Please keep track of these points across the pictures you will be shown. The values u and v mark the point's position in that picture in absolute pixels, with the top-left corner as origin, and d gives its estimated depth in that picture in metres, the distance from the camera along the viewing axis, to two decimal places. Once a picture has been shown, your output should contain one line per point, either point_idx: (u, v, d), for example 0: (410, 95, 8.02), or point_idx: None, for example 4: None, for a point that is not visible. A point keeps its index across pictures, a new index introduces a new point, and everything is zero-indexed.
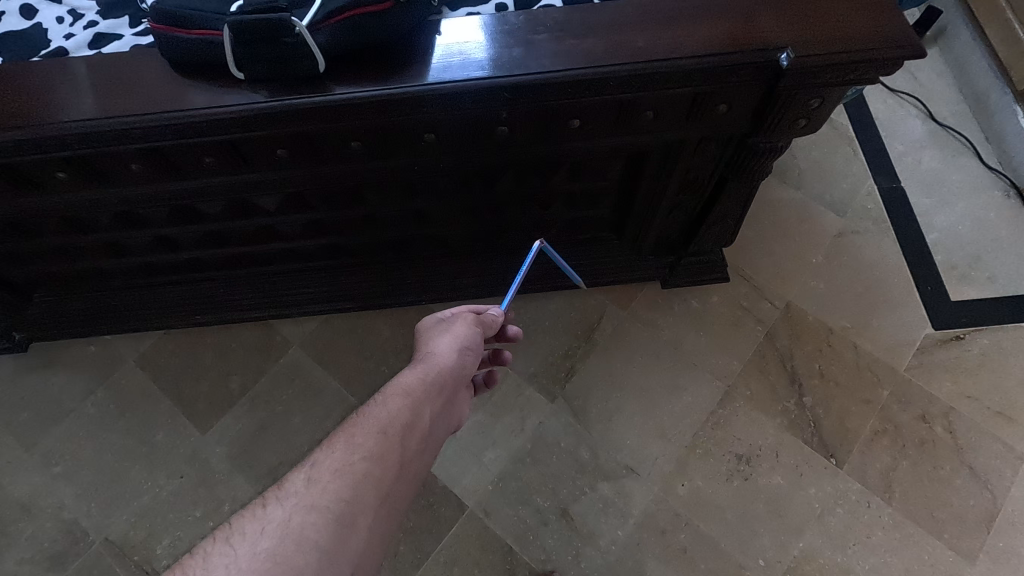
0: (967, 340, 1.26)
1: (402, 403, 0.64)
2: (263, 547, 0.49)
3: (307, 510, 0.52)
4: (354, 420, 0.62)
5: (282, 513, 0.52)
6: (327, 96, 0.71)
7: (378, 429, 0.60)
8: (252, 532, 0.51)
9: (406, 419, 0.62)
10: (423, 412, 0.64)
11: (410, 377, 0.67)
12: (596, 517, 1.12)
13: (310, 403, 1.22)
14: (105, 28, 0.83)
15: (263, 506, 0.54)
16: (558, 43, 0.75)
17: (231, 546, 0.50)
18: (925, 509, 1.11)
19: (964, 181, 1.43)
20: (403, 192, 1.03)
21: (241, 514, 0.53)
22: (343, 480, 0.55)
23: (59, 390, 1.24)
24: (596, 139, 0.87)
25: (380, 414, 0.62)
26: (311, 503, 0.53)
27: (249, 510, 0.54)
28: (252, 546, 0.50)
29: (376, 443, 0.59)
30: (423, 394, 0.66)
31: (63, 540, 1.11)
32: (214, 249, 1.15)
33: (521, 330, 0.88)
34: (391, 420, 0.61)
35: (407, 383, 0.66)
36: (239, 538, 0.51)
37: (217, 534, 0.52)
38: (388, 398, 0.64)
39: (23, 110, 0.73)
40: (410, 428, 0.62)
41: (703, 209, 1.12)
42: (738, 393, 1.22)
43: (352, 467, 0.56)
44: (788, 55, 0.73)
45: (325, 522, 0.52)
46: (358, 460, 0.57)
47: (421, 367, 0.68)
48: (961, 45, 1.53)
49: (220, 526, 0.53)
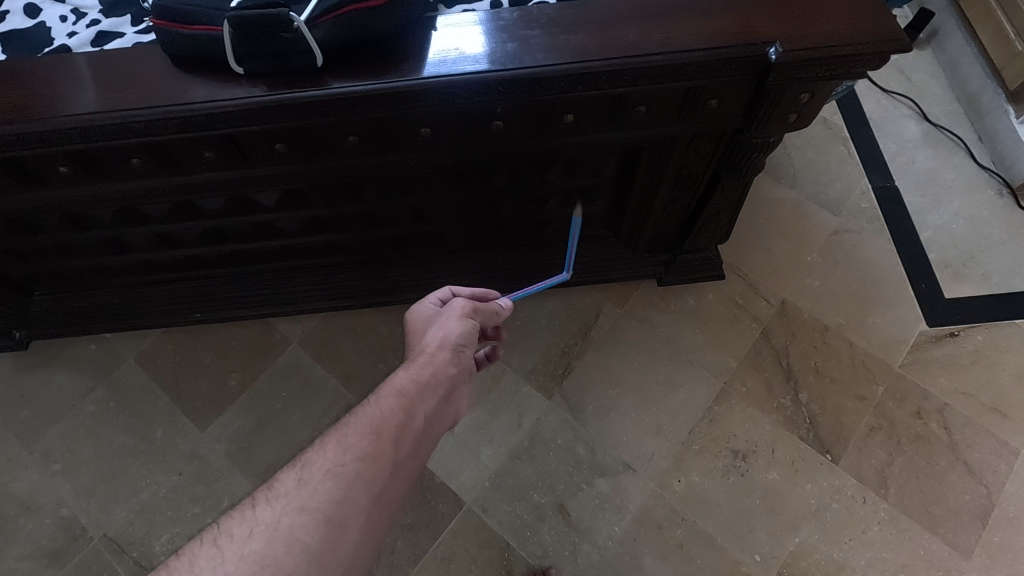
0: (962, 336, 1.27)
1: (395, 404, 0.64)
2: (251, 550, 0.50)
3: (297, 511, 0.53)
4: (348, 419, 0.63)
5: (271, 514, 0.53)
6: (325, 90, 0.73)
7: (370, 429, 0.61)
8: (241, 534, 0.52)
9: (398, 420, 0.63)
10: (416, 411, 0.65)
11: (403, 378, 0.67)
12: (593, 513, 1.13)
13: (308, 400, 1.23)
14: (108, 27, 0.84)
15: (253, 507, 0.54)
16: (551, 39, 0.76)
17: (218, 547, 0.50)
18: (920, 505, 1.12)
19: (957, 180, 1.44)
20: (401, 188, 1.04)
21: (230, 515, 0.54)
22: (334, 481, 0.56)
23: (60, 388, 1.25)
24: (590, 135, 0.89)
25: (372, 414, 0.63)
26: (302, 505, 0.53)
27: (239, 511, 0.54)
28: (240, 547, 0.50)
29: (368, 443, 0.59)
30: (416, 394, 0.66)
31: (62, 537, 1.11)
32: (213, 246, 1.16)
33: (504, 305, 0.80)
34: (384, 421, 0.62)
35: (400, 384, 0.66)
36: (228, 539, 0.51)
37: (206, 534, 0.52)
38: (382, 398, 0.65)
39: (25, 104, 0.74)
40: (403, 428, 0.63)
41: (697, 205, 1.14)
42: (734, 390, 1.23)
43: (343, 468, 0.57)
44: (776, 49, 0.74)
45: (315, 524, 0.53)
46: (350, 461, 0.58)
47: (415, 368, 0.69)
48: (954, 46, 1.55)
49: (208, 527, 0.53)
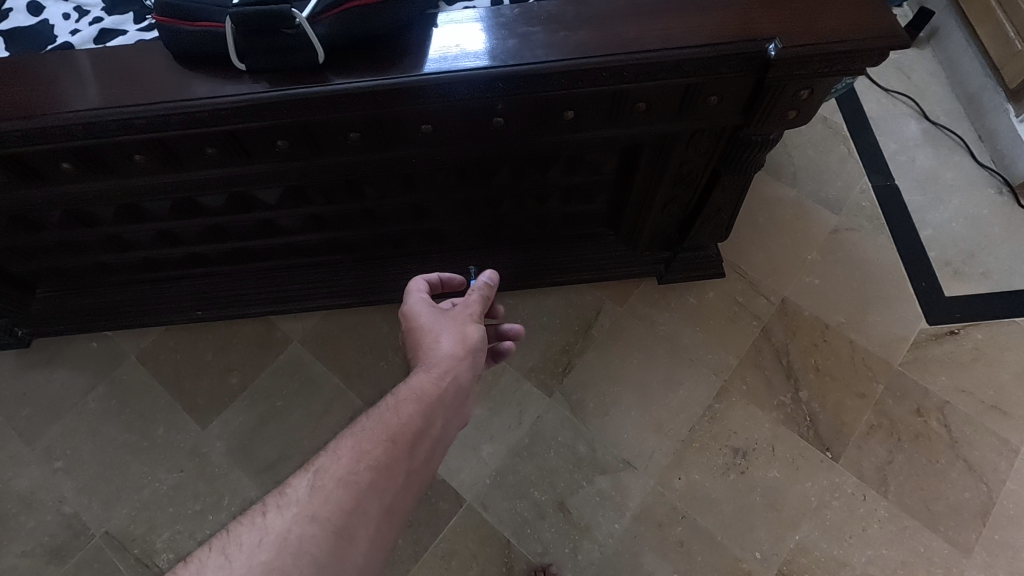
0: (962, 334, 1.27)
1: (413, 410, 0.63)
2: (260, 560, 0.49)
3: (308, 521, 0.53)
4: (363, 422, 0.62)
5: (281, 523, 0.52)
6: (326, 86, 0.73)
7: (385, 436, 0.60)
8: (249, 542, 0.51)
9: (416, 427, 0.62)
10: (435, 419, 0.64)
11: (424, 383, 0.66)
12: (593, 510, 1.13)
13: (309, 398, 1.23)
14: (110, 24, 0.85)
15: (263, 514, 0.54)
16: (552, 35, 0.77)
17: (227, 556, 0.50)
18: (920, 502, 1.12)
19: (957, 179, 1.45)
20: (402, 185, 1.05)
21: (239, 521, 0.54)
22: (347, 490, 0.56)
23: (61, 385, 1.25)
24: (590, 131, 0.89)
25: (389, 420, 0.62)
26: (312, 514, 0.53)
27: (249, 517, 0.54)
28: (249, 558, 0.50)
29: (383, 451, 0.59)
30: (438, 400, 0.65)
31: (63, 533, 1.12)
32: (215, 243, 1.17)
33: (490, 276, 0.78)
34: (401, 428, 0.61)
35: (421, 389, 0.65)
36: (236, 548, 0.51)
37: (214, 541, 0.52)
38: (400, 402, 0.64)
39: (28, 101, 0.74)
40: (420, 435, 0.62)
41: (697, 203, 1.14)
42: (734, 388, 1.23)
43: (357, 476, 0.57)
44: (776, 45, 0.75)
45: (324, 535, 0.53)
46: (363, 469, 0.57)
47: (435, 371, 0.67)
48: (954, 45, 1.55)
49: (216, 534, 0.52)
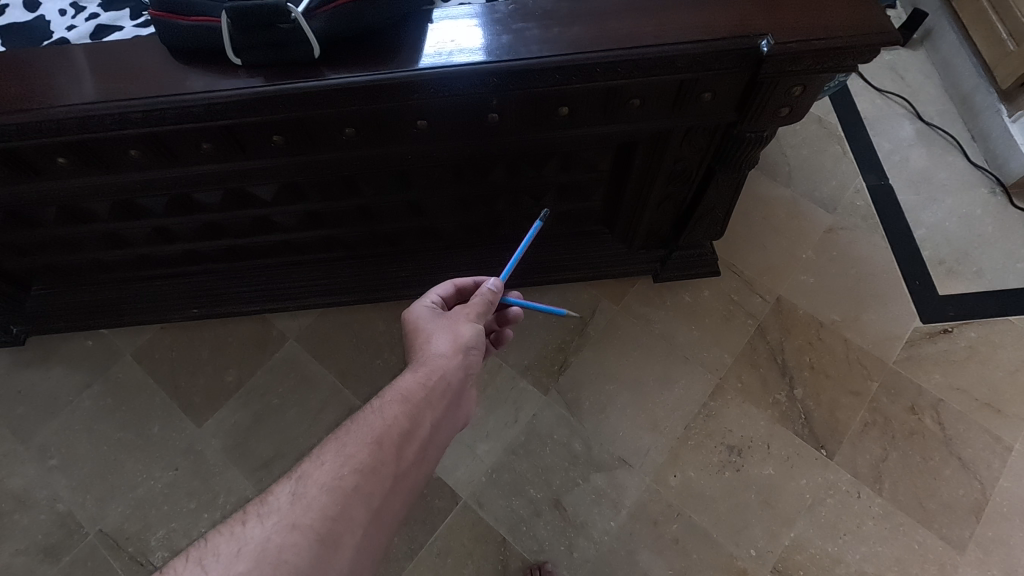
0: (955, 333, 1.27)
1: (400, 411, 0.63)
2: (237, 571, 0.48)
3: (289, 529, 0.52)
4: (348, 426, 0.62)
5: (261, 532, 0.51)
6: (321, 81, 0.74)
7: (370, 439, 0.60)
8: (227, 553, 0.50)
9: (402, 428, 0.62)
10: (422, 419, 0.64)
11: (409, 382, 0.66)
12: (588, 508, 1.13)
13: (305, 396, 1.23)
14: (107, 21, 0.86)
15: (242, 524, 0.53)
16: (546, 31, 0.77)
17: (203, 566, 0.48)
18: (914, 499, 1.12)
19: (951, 179, 1.45)
20: (398, 181, 1.05)
21: (218, 531, 0.53)
22: (331, 495, 0.55)
23: (56, 384, 1.25)
24: (586, 128, 0.89)
25: (375, 422, 0.62)
26: (293, 523, 0.52)
27: (228, 527, 0.53)
28: (226, 568, 0.48)
29: (368, 454, 0.58)
30: (423, 400, 0.65)
31: (57, 532, 1.11)
32: (211, 240, 1.17)
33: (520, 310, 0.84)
34: (387, 430, 0.61)
35: (406, 388, 0.65)
36: (213, 559, 0.49)
37: (192, 551, 0.51)
38: (386, 405, 0.64)
39: (25, 95, 0.74)
40: (407, 436, 0.62)
41: (692, 200, 1.15)
42: (729, 385, 1.24)
43: (341, 481, 0.56)
44: (768, 41, 0.75)
45: (306, 543, 0.51)
46: (348, 474, 0.56)
47: (423, 371, 0.67)
48: (948, 46, 1.57)
49: (193, 544, 0.51)
